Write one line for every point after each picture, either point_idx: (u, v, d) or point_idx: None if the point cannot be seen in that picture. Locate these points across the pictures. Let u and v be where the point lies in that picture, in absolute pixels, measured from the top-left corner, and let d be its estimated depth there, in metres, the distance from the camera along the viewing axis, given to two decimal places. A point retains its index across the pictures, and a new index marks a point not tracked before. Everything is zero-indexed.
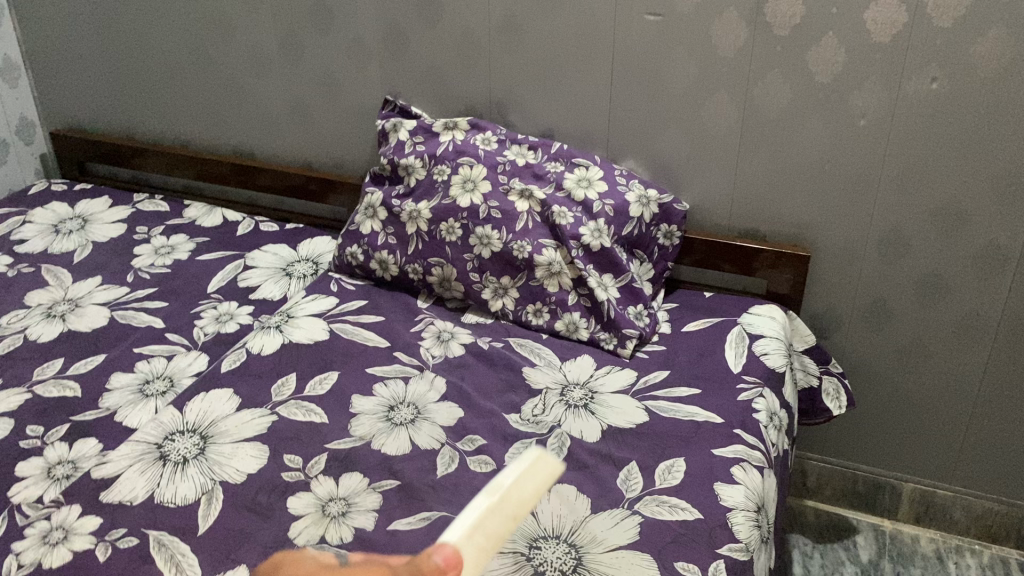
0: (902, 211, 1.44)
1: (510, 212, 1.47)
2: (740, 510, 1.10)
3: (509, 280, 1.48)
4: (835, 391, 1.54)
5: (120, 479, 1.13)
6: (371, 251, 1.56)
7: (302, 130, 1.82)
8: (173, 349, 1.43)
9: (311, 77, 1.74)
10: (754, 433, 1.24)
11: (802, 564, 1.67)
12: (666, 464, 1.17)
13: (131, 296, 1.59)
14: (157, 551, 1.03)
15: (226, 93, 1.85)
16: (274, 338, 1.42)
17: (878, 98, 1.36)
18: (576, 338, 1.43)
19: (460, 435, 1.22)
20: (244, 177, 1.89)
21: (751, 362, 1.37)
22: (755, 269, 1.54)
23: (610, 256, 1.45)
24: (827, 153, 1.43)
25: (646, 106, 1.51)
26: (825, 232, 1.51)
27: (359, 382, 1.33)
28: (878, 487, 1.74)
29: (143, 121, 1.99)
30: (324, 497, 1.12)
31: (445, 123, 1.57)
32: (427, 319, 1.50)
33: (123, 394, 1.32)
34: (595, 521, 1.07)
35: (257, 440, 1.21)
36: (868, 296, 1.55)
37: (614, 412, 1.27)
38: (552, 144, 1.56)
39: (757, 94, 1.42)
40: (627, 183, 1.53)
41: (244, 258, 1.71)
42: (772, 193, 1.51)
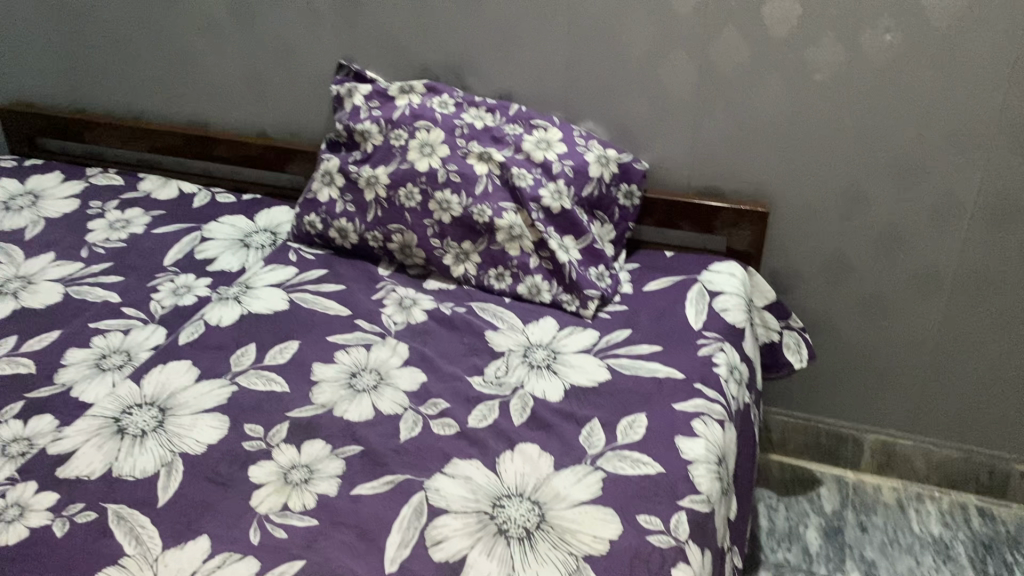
0: (859, 165, 1.45)
1: (469, 175, 1.45)
2: (701, 463, 1.11)
3: (470, 245, 1.47)
4: (796, 345, 1.56)
5: (77, 454, 1.12)
6: (330, 220, 1.54)
7: (257, 98, 1.79)
8: (130, 323, 1.41)
9: (263, 45, 1.71)
10: (715, 387, 1.25)
11: (767, 516, 1.70)
12: (628, 420, 1.17)
13: (86, 271, 1.56)
14: (116, 524, 1.02)
15: (177, 63, 1.81)
16: (232, 310, 1.40)
17: (833, 52, 1.36)
18: (539, 300, 1.43)
19: (423, 400, 1.22)
20: (199, 148, 1.86)
21: (711, 319, 1.38)
22: (716, 227, 1.55)
23: (570, 218, 1.45)
24: (784, 109, 1.43)
25: (604, 65, 1.50)
26: (784, 187, 1.52)
27: (320, 350, 1.32)
28: (840, 439, 1.77)
29: (92, 93, 1.95)
30: (286, 465, 1.11)
31: (400, 87, 1.55)
32: (388, 287, 1.49)
33: (78, 370, 1.30)
34: (558, 478, 1.08)
35: (217, 411, 1.19)
36: (827, 251, 1.56)
37: (576, 371, 1.27)
38: (510, 106, 1.54)
39: (714, 51, 1.41)
40: (586, 144, 1.52)
41: (201, 231, 1.68)
42: (731, 151, 1.51)
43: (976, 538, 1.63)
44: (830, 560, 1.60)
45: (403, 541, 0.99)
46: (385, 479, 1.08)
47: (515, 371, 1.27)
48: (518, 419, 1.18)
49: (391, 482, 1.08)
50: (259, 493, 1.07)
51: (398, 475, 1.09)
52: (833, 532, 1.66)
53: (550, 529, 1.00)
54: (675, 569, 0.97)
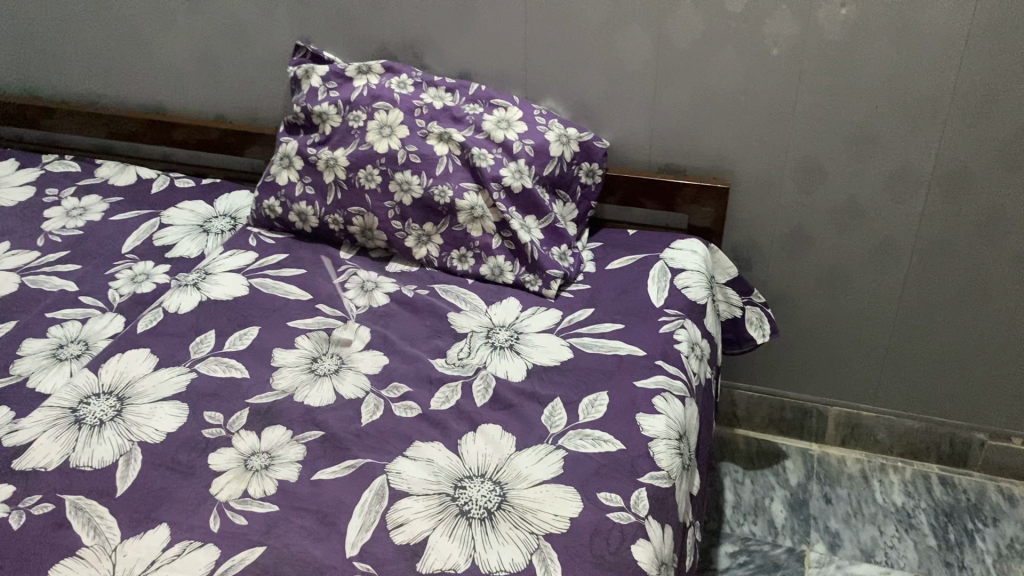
0: (818, 140, 1.46)
1: (429, 155, 1.44)
2: (661, 439, 1.13)
3: (432, 227, 1.46)
4: (759, 320, 1.57)
5: (33, 446, 1.10)
6: (289, 203, 1.53)
7: (214, 81, 1.76)
8: (88, 311, 1.39)
9: (218, 26, 1.68)
10: (676, 364, 1.26)
11: (733, 490, 1.72)
12: (590, 398, 1.18)
13: (42, 261, 1.53)
14: (74, 516, 1.01)
15: (131, 47, 1.78)
16: (191, 296, 1.39)
17: (789, 27, 1.36)
18: (502, 281, 1.43)
19: (384, 383, 1.22)
20: (156, 133, 1.83)
21: (673, 295, 1.39)
22: (678, 204, 1.55)
23: (531, 198, 1.44)
24: (741, 84, 1.43)
25: (561, 43, 1.49)
26: (743, 163, 1.52)
27: (281, 336, 1.31)
28: (804, 413, 1.79)
29: (45, 79, 1.91)
30: (247, 451, 1.10)
31: (358, 68, 1.53)
32: (350, 270, 1.48)
33: (35, 360, 1.28)
34: (519, 458, 1.08)
35: (176, 399, 1.18)
36: (787, 226, 1.57)
37: (539, 351, 1.27)
38: (469, 85, 1.52)
39: (671, 27, 1.41)
40: (547, 122, 1.51)
41: (159, 217, 1.66)
42: (691, 127, 1.51)
43: (938, 507, 1.66)
44: (795, 532, 1.62)
45: (364, 525, 0.99)
46: (345, 464, 1.08)
47: (478, 352, 1.27)
48: (480, 400, 1.18)
49: (352, 466, 1.07)
50: (219, 480, 1.06)
51: (359, 459, 1.08)
52: (798, 505, 1.68)
53: (512, 508, 1.00)
54: (635, 546, 0.98)
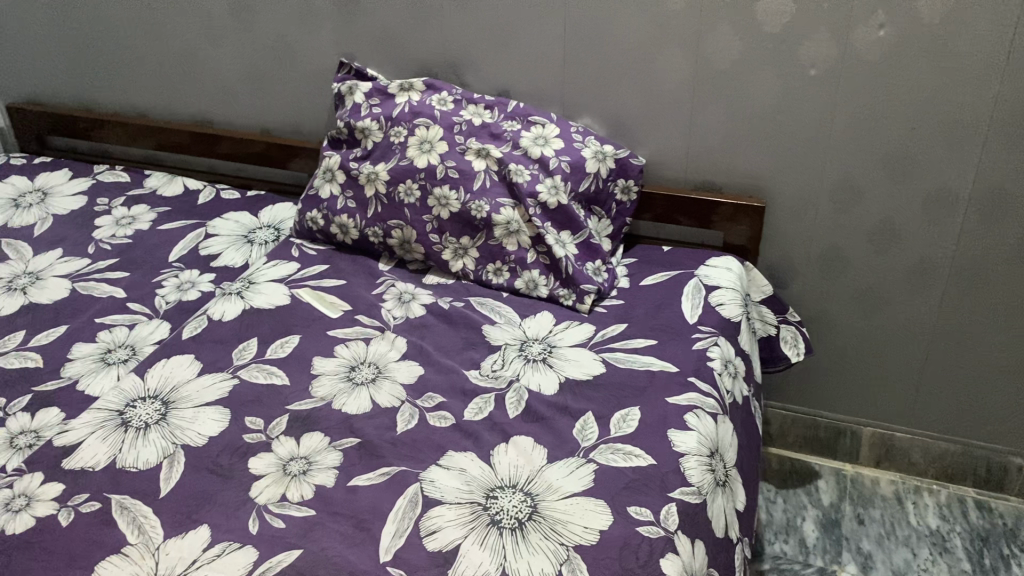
0: (854, 161, 1.46)
1: (467, 171, 1.47)
2: (692, 455, 1.14)
3: (468, 240, 1.48)
4: (793, 338, 1.58)
5: (82, 446, 1.14)
6: (331, 216, 1.56)
7: (260, 96, 1.81)
8: (135, 318, 1.44)
9: (265, 42, 1.73)
10: (708, 380, 1.27)
11: (765, 509, 1.72)
12: (622, 413, 1.19)
13: (93, 267, 1.59)
14: (119, 515, 1.04)
15: (182, 62, 1.84)
16: (235, 304, 1.43)
17: (826, 47, 1.37)
18: (536, 295, 1.45)
19: (420, 393, 1.24)
20: (204, 146, 1.89)
21: (707, 312, 1.40)
22: (714, 222, 1.56)
23: (567, 213, 1.46)
24: (778, 104, 1.44)
25: (600, 62, 1.51)
26: (779, 183, 1.53)
27: (321, 345, 1.34)
28: (838, 432, 1.78)
29: (99, 92, 1.97)
30: (285, 457, 1.13)
31: (400, 85, 1.57)
32: (388, 281, 1.51)
33: (85, 363, 1.33)
34: (550, 470, 1.10)
35: (218, 404, 1.22)
36: (823, 245, 1.57)
37: (572, 365, 1.29)
38: (508, 102, 1.56)
39: (709, 48, 1.43)
40: (584, 139, 1.53)
41: (205, 227, 1.71)
42: (728, 146, 1.52)
43: (973, 531, 1.64)
44: (827, 552, 1.61)
45: (397, 531, 1.01)
46: (381, 471, 1.11)
47: (511, 365, 1.29)
48: (513, 411, 1.20)
49: (386, 473, 1.10)
50: (258, 484, 1.09)
51: (394, 467, 1.11)
52: (830, 525, 1.67)
53: (543, 519, 1.02)
54: (664, 560, 0.99)
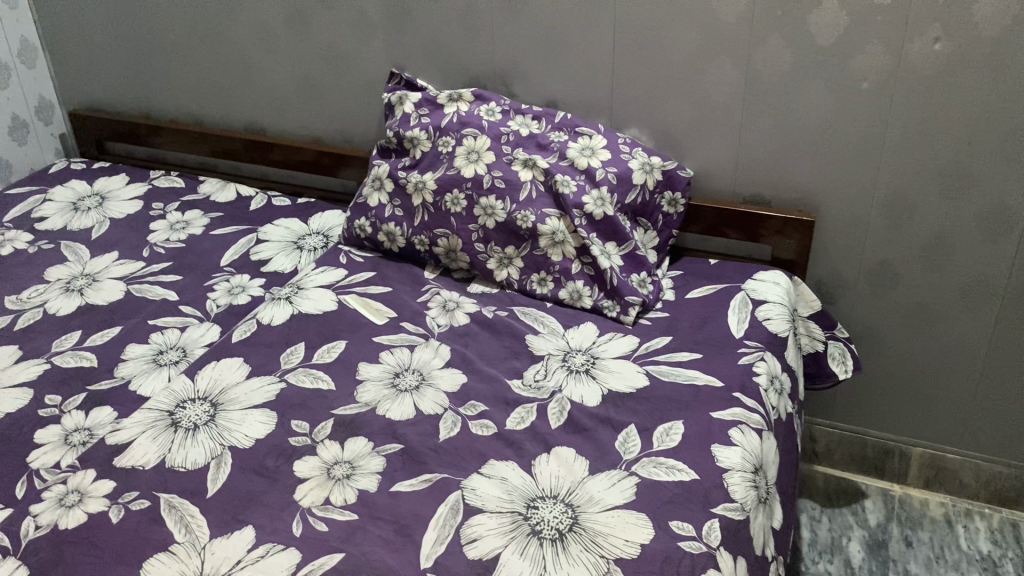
0: (908, 175, 1.43)
1: (513, 181, 1.48)
2: (736, 471, 1.12)
3: (513, 250, 1.49)
4: (841, 355, 1.55)
5: (134, 445, 1.17)
6: (379, 224, 1.58)
7: (312, 105, 1.85)
8: (187, 320, 1.47)
9: (318, 52, 1.76)
10: (754, 396, 1.25)
11: (809, 528, 1.69)
12: (665, 427, 1.18)
13: (147, 270, 1.63)
14: (167, 513, 1.06)
15: (238, 71, 1.88)
16: (284, 309, 1.45)
17: (880, 61, 1.35)
18: (580, 306, 1.45)
19: (463, 401, 1.25)
20: (257, 153, 1.92)
21: (753, 327, 1.38)
22: (762, 235, 1.54)
23: (613, 224, 1.46)
24: (829, 117, 1.43)
25: (648, 74, 1.51)
26: (829, 198, 1.51)
27: (366, 351, 1.36)
28: (886, 452, 1.75)
29: (157, 99, 2.02)
30: (330, 460, 1.15)
31: (449, 95, 1.58)
32: (433, 289, 1.52)
33: (137, 364, 1.36)
34: (592, 482, 1.09)
35: (265, 407, 1.24)
36: (873, 260, 1.54)
37: (616, 377, 1.28)
38: (556, 113, 1.56)
39: (760, 59, 1.42)
40: (631, 151, 1.53)
41: (256, 233, 1.74)
42: (777, 159, 1.51)
43: None
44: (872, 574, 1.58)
45: (438, 538, 1.02)
46: (423, 477, 1.11)
47: (554, 375, 1.29)
48: (555, 422, 1.20)
49: (428, 480, 1.11)
50: (303, 487, 1.10)
51: (436, 474, 1.12)
52: (877, 546, 1.64)
53: (583, 531, 1.01)
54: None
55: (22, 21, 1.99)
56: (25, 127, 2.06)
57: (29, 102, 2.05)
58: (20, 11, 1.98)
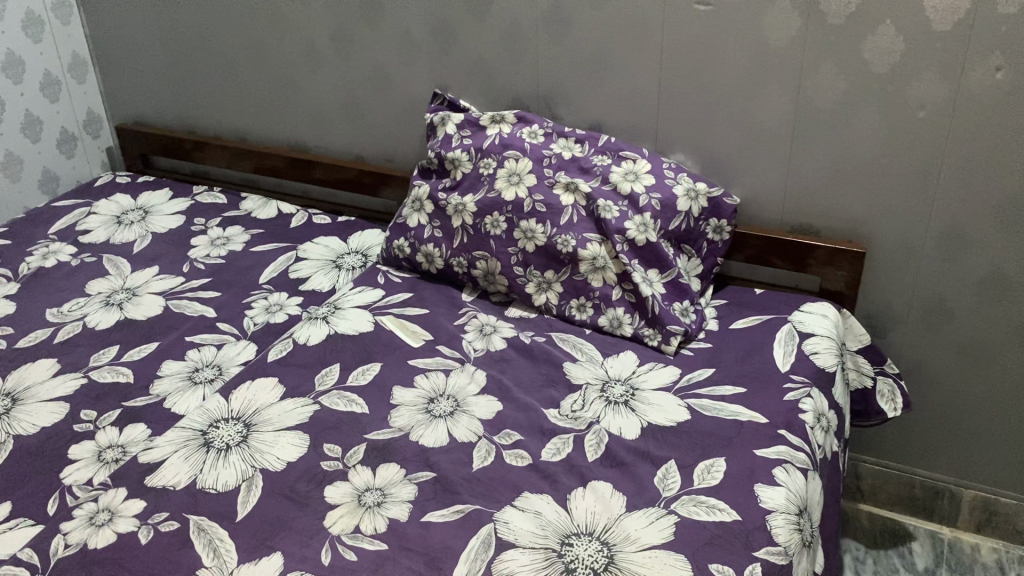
0: (965, 207, 1.38)
1: (555, 205, 1.46)
2: (780, 513, 1.08)
3: (553, 274, 1.46)
4: (891, 392, 1.50)
5: (165, 464, 1.16)
6: (418, 244, 1.57)
7: (354, 125, 1.85)
8: (223, 338, 1.47)
9: (363, 71, 1.76)
10: (799, 434, 1.21)
11: (853, 570, 1.63)
12: (706, 463, 1.14)
13: (186, 286, 1.63)
14: (197, 536, 1.05)
15: (282, 90, 1.89)
16: (320, 329, 1.44)
17: (937, 89, 1.31)
18: (620, 333, 1.41)
19: (498, 429, 1.22)
20: (299, 170, 1.92)
21: (799, 361, 1.34)
22: (810, 266, 1.50)
23: (655, 251, 1.42)
24: (883, 146, 1.38)
25: (695, 98, 1.48)
26: (881, 229, 1.46)
27: (401, 374, 1.34)
28: (936, 493, 1.68)
29: (202, 116, 2.04)
30: (361, 487, 1.12)
31: (492, 116, 1.57)
32: (470, 313, 1.50)
33: (173, 382, 1.36)
34: (628, 519, 1.06)
35: (298, 429, 1.22)
36: (926, 294, 1.49)
37: (655, 410, 1.24)
38: (600, 136, 1.54)
39: (811, 86, 1.38)
40: (675, 176, 1.49)
41: (296, 251, 1.74)
42: (827, 189, 1.46)
43: None
44: None
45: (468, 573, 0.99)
46: (455, 508, 1.09)
47: (592, 406, 1.26)
48: (592, 455, 1.16)
49: (460, 511, 1.08)
50: (333, 514, 1.08)
51: (469, 505, 1.09)
52: None
53: (619, 571, 0.98)
54: None
55: (74, 36, 2.03)
56: (73, 141, 2.09)
57: (77, 116, 2.08)
58: (72, 26, 2.01)
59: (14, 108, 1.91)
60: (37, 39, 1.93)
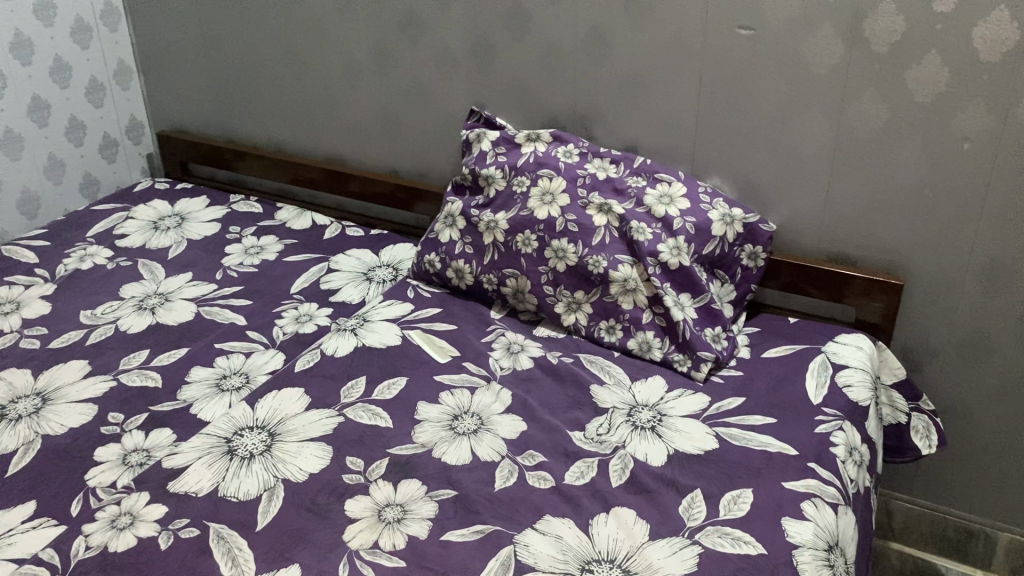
0: (1009, 241, 1.35)
1: (587, 225, 1.45)
2: (807, 548, 1.05)
3: (583, 295, 1.45)
4: (925, 429, 1.46)
5: (189, 470, 1.16)
6: (448, 260, 1.57)
7: (390, 139, 1.85)
8: (252, 346, 1.47)
9: (401, 87, 1.77)
10: (830, 468, 1.18)
11: None
12: (733, 494, 1.12)
13: (218, 293, 1.64)
14: (216, 544, 1.05)
15: (321, 102, 1.90)
16: (348, 341, 1.44)
17: (983, 121, 1.28)
18: (649, 357, 1.40)
19: (521, 450, 1.21)
20: (334, 183, 1.94)
21: (831, 393, 1.31)
22: (845, 296, 1.47)
23: (688, 275, 1.41)
24: (925, 177, 1.36)
25: (733, 123, 1.46)
26: (920, 261, 1.43)
27: (427, 390, 1.33)
28: (970, 534, 1.64)
29: (242, 126, 2.06)
30: (381, 502, 1.12)
31: (528, 135, 1.57)
32: (498, 330, 1.49)
33: (200, 388, 1.36)
34: (651, 548, 1.04)
35: (322, 440, 1.22)
36: (965, 330, 1.45)
37: (683, 437, 1.22)
38: (635, 158, 1.53)
39: (853, 114, 1.36)
40: (711, 201, 1.48)
41: (328, 262, 1.75)
42: (866, 219, 1.44)
43: None
44: None
45: None
46: (475, 528, 1.07)
47: (618, 430, 1.24)
48: (616, 480, 1.15)
49: (480, 531, 1.07)
50: (352, 528, 1.08)
51: (489, 526, 1.08)
52: None
53: None
54: None
55: (121, 44, 2.07)
56: (115, 146, 2.12)
57: (120, 122, 2.12)
58: (119, 34, 2.05)
59: (59, 111, 1.95)
60: (85, 45, 1.97)
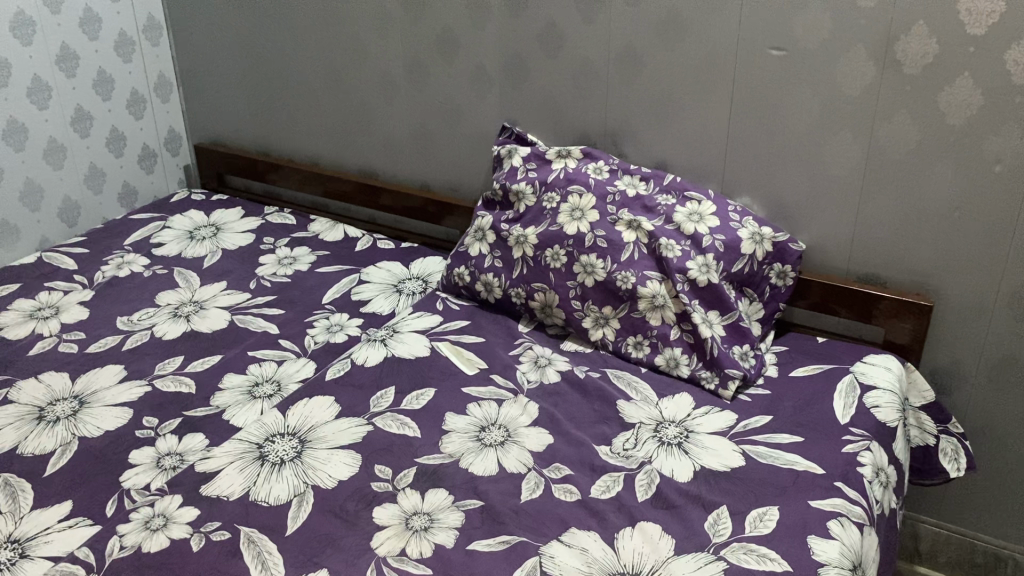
0: None
1: (616, 241, 1.46)
2: (833, 567, 1.05)
3: (611, 310, 1.46)
4: (954, 452, 1.45)
5: (221, 474, 1.19)
6: (478, 273, 1.59)
7: (423, 154, 1.88)
8: (284, 354, 1.50)
9: (434, 103, 1.80)
10: (857, 488, 1.17)
11: None
12: (759, 511, 1.12)
13: (251, 302, 1.67)
14: (246, 548, 1.07)
15: (356, 118, 1.94)
16: (378, 351, 1.46)
17: (1015, 143, 1.28)
18: (676, 374, 1.40)
19: (548, 462, 1.22)
20: (367, 196, 1.97)
21: (859, 413, 1.31)
22: (874, 317, 1.47)
23: (716, 292, 1.41)
24: (956, 198, 1.35)
25: (764, 143, 1.47)
26: (950, 283, 1.42)
27: (455, 401, 1.35)
28: (998, 560, 1.62)
29: (277, 139, 2.10)
30: (409, 510, 1.13)
31: (558, 152, 1.59)
32: (526, 344, 1.50)
33: (233, 394, 1.39)
34: (676, 563, 1.04)
35: (351, 449, 1.24)
36: (994, 353, 1.44)
37: (709, 454, 1.23)
38: (665, 175, 1.54)
39: (884, 136, 1.37)
40: (741, 219, 1.48)
41: (359, 274, 1.77)
42: (896, 240, 1.44)
43: None
44: None
45: None
46: (501, 538, 1.08)
47: (644, 445, 1.25)
48: (642, 495, 1.15)
49: (506, 542, 1.08)
50: (380, 535, 1.09)
51: (515, 537, 1.09)
52: None
53: None
54: None
55: (163, 57, 2.12)
56: (153, 157, 2.17)
57: (159, 133, 2.16)
58: (161, 48, 2.10)
59: (101, 123, 2.00)
60: (127, 57, 2.02)
